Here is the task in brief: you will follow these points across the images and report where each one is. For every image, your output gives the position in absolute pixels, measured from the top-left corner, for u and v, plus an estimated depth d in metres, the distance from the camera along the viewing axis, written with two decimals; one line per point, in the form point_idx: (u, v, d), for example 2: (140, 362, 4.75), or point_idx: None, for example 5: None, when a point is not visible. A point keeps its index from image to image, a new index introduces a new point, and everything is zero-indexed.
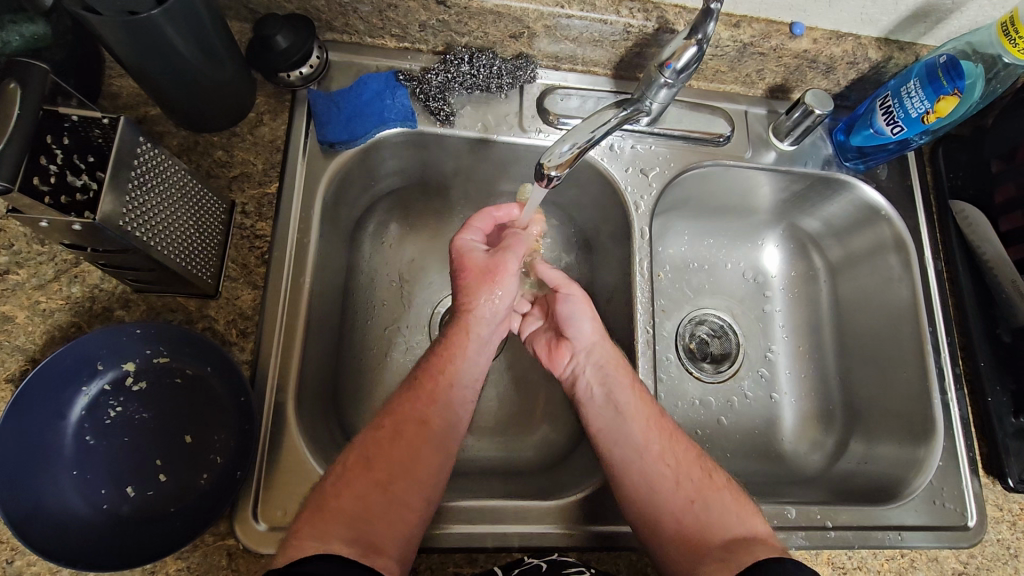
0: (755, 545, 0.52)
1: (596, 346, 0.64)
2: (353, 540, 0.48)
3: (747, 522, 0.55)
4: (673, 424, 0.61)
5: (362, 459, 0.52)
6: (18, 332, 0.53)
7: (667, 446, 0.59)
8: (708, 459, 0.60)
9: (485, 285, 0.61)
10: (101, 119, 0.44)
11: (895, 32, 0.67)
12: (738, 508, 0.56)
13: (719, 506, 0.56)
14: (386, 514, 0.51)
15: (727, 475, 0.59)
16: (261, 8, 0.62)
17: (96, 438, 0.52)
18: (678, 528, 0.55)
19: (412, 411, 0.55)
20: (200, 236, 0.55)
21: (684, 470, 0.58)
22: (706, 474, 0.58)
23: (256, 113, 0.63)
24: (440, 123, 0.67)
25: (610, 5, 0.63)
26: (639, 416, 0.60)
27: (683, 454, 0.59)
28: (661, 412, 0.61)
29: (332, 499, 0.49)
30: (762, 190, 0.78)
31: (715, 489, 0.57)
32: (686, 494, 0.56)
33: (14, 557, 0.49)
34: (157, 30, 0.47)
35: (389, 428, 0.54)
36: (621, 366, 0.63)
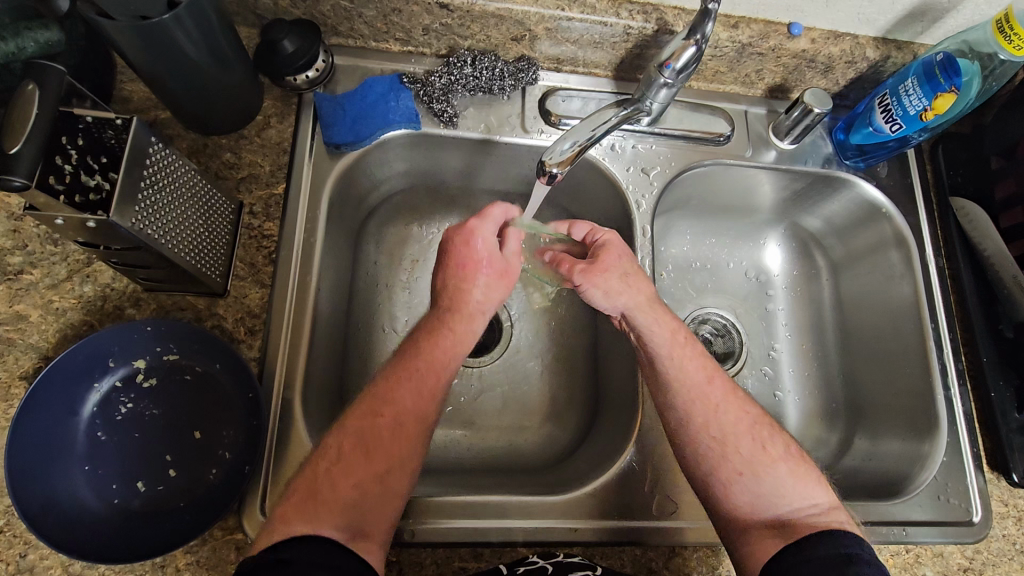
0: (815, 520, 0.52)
1: (630, 315, 0.61)
2: (343, 525, 0.48)
3: (804, 494, 0.54)
4: (723, 390, 0.59)
5: (359, 446, 0.51)
6: (32, 331, 0.55)
7: (712, 419, 0.57)
8: (763, 427, 0.58)
9: (504, 284, 0.61)
10: (115, 121, 0.45)
11: (892, 31, 0.68)
12: (794, 480, 0.55)
13: (771, 477, 0.55)
14: (378, 506, 0.50)
15: (783, 441, 0.57)
16: (268, 13, 0.63)
17: (107, 434, 0.52)
18: (732, 500, 0.55)
19: (412, 407, 0.53)
20: (210, 236, 0.56)
21: (734, 439, 0.56)
22: (758, 444, 0.56)
23: (263, 116, 0.65)
24: (444, 125, 0.68)
25: (610, 7, 0.64)
26: (684, 386, 0.58)
27: (730, 429, 0.57)
28: (709, 378, 0.59)
29: (324, 487, 0.49)
30: (763, 189, 0.79)
31: (769, 460, 0.56)
32: (735, 465, 0.55)
33: (27, 551, 0.50)
34: (168, 34, 0.48)
35: (391, 420, 0.52)
36: (662, 331, 0.60)
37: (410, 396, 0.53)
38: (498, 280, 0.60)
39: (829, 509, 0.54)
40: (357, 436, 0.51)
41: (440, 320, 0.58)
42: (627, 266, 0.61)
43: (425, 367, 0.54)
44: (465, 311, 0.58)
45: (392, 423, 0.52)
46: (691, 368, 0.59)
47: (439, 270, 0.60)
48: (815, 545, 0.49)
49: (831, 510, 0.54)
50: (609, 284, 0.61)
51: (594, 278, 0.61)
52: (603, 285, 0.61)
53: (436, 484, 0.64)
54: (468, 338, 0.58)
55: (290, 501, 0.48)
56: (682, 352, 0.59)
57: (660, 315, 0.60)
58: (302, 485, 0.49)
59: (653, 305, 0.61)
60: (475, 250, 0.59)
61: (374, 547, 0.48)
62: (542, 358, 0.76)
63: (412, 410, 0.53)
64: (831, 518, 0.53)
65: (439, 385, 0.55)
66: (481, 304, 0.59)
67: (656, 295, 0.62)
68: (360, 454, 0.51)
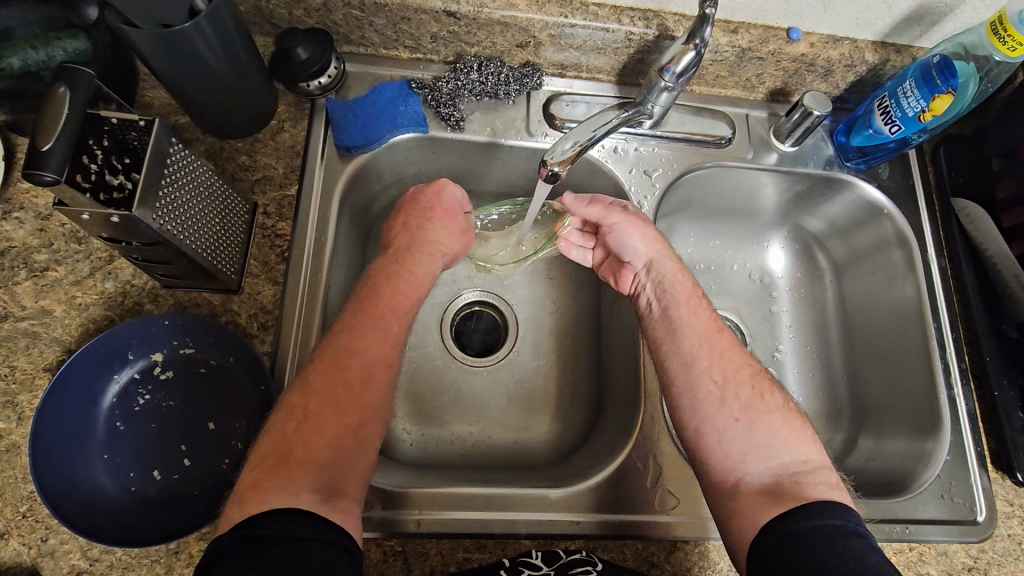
0: (809, 479, 0.53)
1: (656, 263, 0.65)
2: (319, 487, 0.49)
3: (795, 449, 0.56)
4: (729, 340, 0.62)
5: (326, 401, 0.53)
6: (56, 325, 0.57)
7: (718, 362, 0.60)
8: (763, 381, 0.60)
9: (463, 241, 0.69)
10: (138, 122, 0.48)
11: (891, 35, 0.70)
12: (787, 433, 0.56)
13: (765, 425, 0.56)
14: (353, 460, 0.52)
15: (781, 397, 0.59)
16: (283, 22, 0.66)
17: (126, 424, 0.54)
18: (725, 446, 0.56)
19: (377, 354, 0.56)
20: (225, 234, 0.58)
21: (736, 384, 0.59)
22: (756, 394, 0.58)
23: (278, 120, 0.67)
24: (451, 128, 0.71)
25: (612, 14, 0.66)
26: (695, 328, 0.62)
27: (734, 373, 0.59)
28: (717, 329, 0.63)
29: (296, 449, 0.50)
30: (765, 191, 0.80)
31: (765, 409, 0.57)
32: (733, 411, 0.57)
33: (48, 535, 0.52)
34: (189, 42, 0.51)
35: (360, 369, 0.55)
36: (682, 281, 0.65)
37: (372, 342, 0.57)
38: (459, 234, 0.68)
39: (820, 468, 0.55)
40: (343, 394, 0.54)
41: (397, 262, 0.63)
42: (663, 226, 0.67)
43: (389, 312, 0.59)
44: (424, 249, 0.64)
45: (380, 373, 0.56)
46: (703, 317, 0.63)
47: (406, 208, 0.67)
48: (812, 515, 0.49)
49: (822, 468, 0.55)
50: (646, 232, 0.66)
51: (632, 218, 0.66)
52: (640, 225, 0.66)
53: (442, 478, 0.65)
54: (427, 281, 0.64)
55: (260, 468, 0.48)
56: (697, 302, 0.64)
57: (679, 270, 0.66)
58: (271, 453, 0.49)
59: (679, 263, 0.66)
60: (444, 201, 0.67)
61: (350, 505, 0.49)
62: (547, 358, 0.77)
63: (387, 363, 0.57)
64: (819, 479, 0.53)
65: (400, 330, 0.59)
66: (442, 248, 0.66)
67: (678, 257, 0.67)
68: (330, 408, 0.53)
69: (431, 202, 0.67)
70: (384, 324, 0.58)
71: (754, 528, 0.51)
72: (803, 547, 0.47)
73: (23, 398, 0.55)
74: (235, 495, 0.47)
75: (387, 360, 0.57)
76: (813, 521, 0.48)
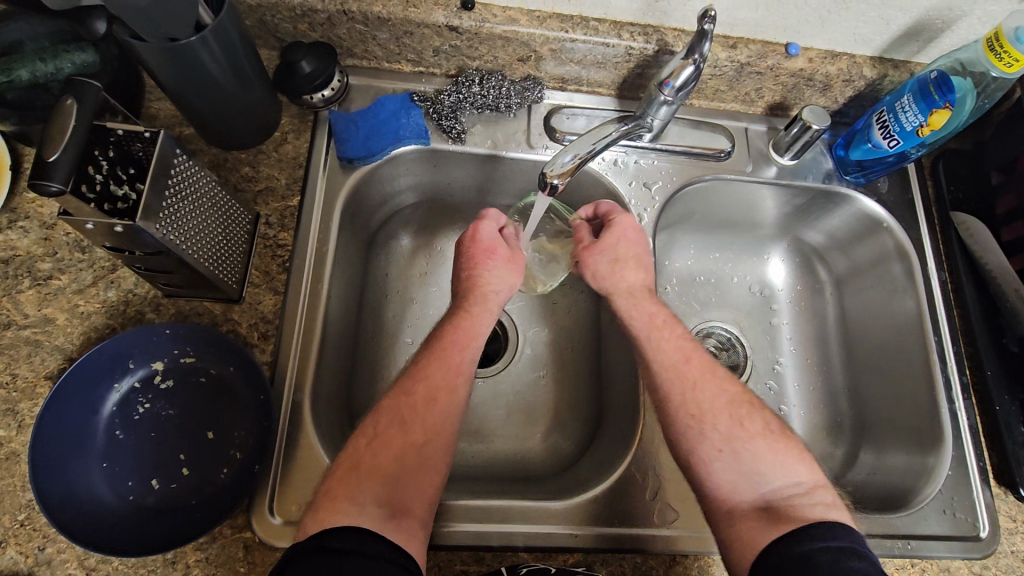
0: (802, 502, 0.52)
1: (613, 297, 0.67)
2: (383, 501, 0.49)
3: (786, 473, 0.55)
4: (698, 368, 0.61)
5: (393, 420, 0.54)
6: (58, 333, 0.57)
7: (691, 392, 0.59)
8: (741, 404, 0.59)
9: (514, 273, 0.67)
10: (143, 134, 0.48)
11: (889, 51, 0.70)
12: (774, 459, 0.55)
13: (749, 452, 0.56)
14: (415, 478, 0.52)
15: (761, 419, 0.58)
16: (288, 36, 0.67)
17: (125, 432, 0.55)
18: (714, 479, 0.56)
19: (442, 379, 0.57)
20: (228, 244, 0.59)
21: (711, 414, 0.58)
22: (736, 422, 0.57)
23: (281, 132, 0.68)
24: (453, 141, 0.71)
25: (612, 29, 0.67)
26: (660, 367, 0.61)
27: (708, 404, 0.58)
28: (686, 358, 0.61)
29: (365, 458, 0.52)
30: (764, 204, 0.80)
31: (747, 436, 0.57)
32: (714, 441, 0.57)
33: (45, 544, 0.52)
34: (194, 55, 0.52)
35: (425, 392, 0.56)
36: (641, 313, 0.65)
37: (439, 369, 0.57)
38: (507, 267, 0.66)
39: (813, 488, 0.54)
40: (392, 412, 0.55)
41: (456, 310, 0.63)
42: (620, 251, 0.67)
43: (453, 344, 0.59)
44: (480, 297, 0.64)
45: (424, 397, 0.56)
46: (667, 349, 0.62)
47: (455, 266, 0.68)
48: (814, 538, 0.47)
49: (815, 489, 0.54)
50: (598, 264, 0.68)
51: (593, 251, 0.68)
52: (600, 258, 0.67)
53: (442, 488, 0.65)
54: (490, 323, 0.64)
55: (336, 477, 0.51)
56: (660, 333, 0.63)
57: (641, 300, 0.65)
58: (343, 465, 0.52)
59: (633, 294, 0.66)
60: (488, 243, 0.66)
61: (416, 528, 0.49)
62: (547, 369, 0.78)
63: (443, 384, 0.57)
64: (814, 500, 0.53)
65: (463, 359, 0.59)
66: (496, 291, 0.65)
67: (641, 284, 0.67)
68: (396, 424, 0.54)
69: (472, 249, 0.66)
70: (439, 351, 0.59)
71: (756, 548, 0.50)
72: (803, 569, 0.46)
73: (23, 406, 0.55)
74: (313, 506, 0.49)
75: (450, 384, 0.57)
76: (815, 545, 0.47)
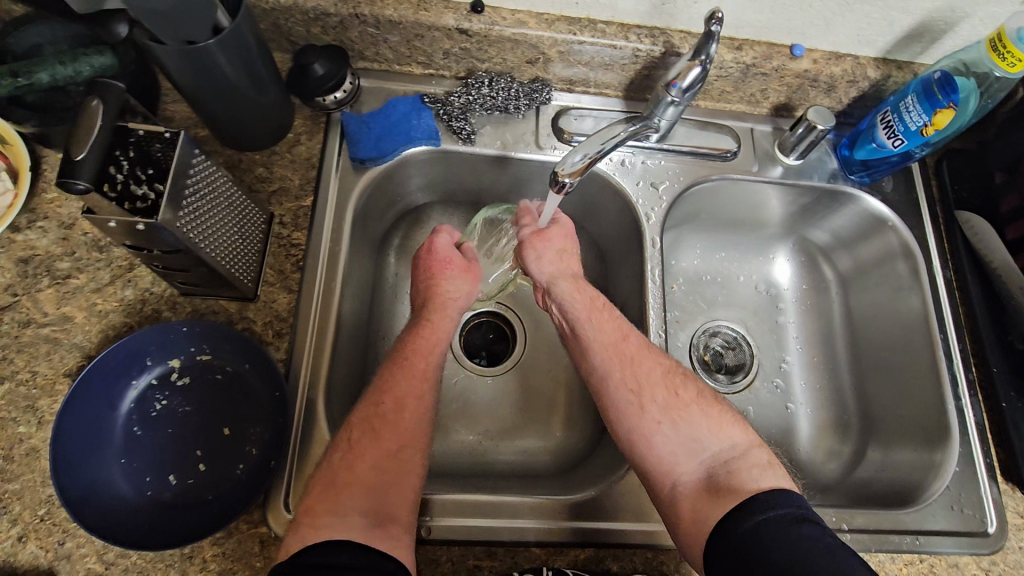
0: (739, 466, 0.54)
1: (554, 285, 0.66)
2: (367, 510, 0.50)
3: (721, 437, 0.56)
4: (637, 345, 0.61)
5: (365, 431, 0.54)
6: (77, 331, 0.58)
7: (630, 370, 0.59)
8: (676, 375, 0.60)
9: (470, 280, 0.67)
10: (164, 134, 0.49)
11: (892, 52, 0.71)
12: (710, 424, 0.57)
13: (687, 422, 0.57)
14: (397, 486, 0.53)
15: (695, 387, 0.59)
16: (300, 39, 0.68)
17: (143, 429, 0.55)
18: (654, 451, 0.56)
19: (410, 389, 0.57)
20: (243, 243, 0.60)
21: (649, 389, 0.58)
22: (672, 393, 0.58)
23: (294, 133, 0.69)
24: (462, 141, 0.72)
25: (620, 32, 0.68)
26: (599, 346, 0.61)
27: (646, 378, 0.59)
28: (623, 337, 0.62)
29: (340, 475, 0.52)
30: (770, 204, 0.81)
31: (683, 405, 0.58)
32: (654, 415, 0.57)
33: (65, 539, 0.53)
34: (211, 57, 0.53)
35: (392, 403, 0.56)
36: (581, 297, 0.64)
37: (403, 379, 0.58)
38: (462, 275, 0.67)
39: (748, 449, 0.55)
40: (361, 424, 0.55)
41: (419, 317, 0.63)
42: (566, 244, 0.68)
43: (415, 353, 0.60)
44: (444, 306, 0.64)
45: (392, 407, 0.56)
46: (606, 329, 0.62)
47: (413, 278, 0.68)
48: (755, 511, 0.49)
49: (749, 450, 0.55)
50: (543, 253, 0.68)
51: (537, 243, 0.68)
52: (542, 249, 0.68)
53: (452, 485, 0.66)
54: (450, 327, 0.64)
55: (313, 496, 0.51)
56: (600, 314, 0.63)
57: (584, 285, 0.66)
58: (320, 481, 0.52)
59: (577, 280, 0.66)
60: (441, 252, 0.67)
61: (401, 533, 0.50)
62: (555, 368, 0.78)
63: (409, 393, 0.57)
64: (751, 463, 0.54)
65: (428, 366, 0.59)
66: (455, 298, 0.65)
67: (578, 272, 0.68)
68: (367, 436, 0.54)
69: (428, 261, 0.67)
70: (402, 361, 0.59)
71: (707, 526, 0.51)
72: (750, 546, 0.47)
73: (43, 403, 0.56)
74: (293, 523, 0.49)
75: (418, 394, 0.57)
76: (756, 518, 0.48)
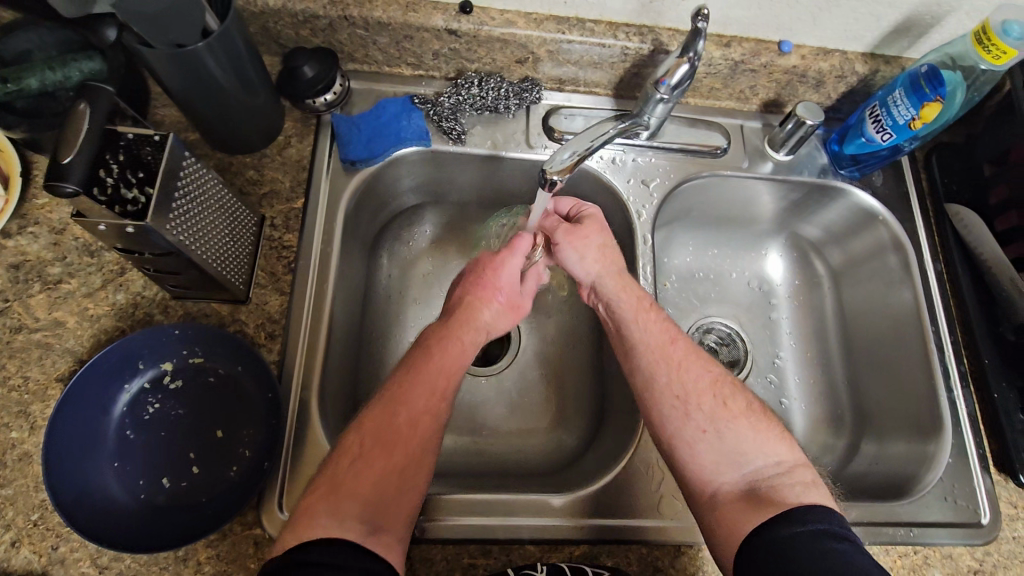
0: (781, 482, 0.53)
1: (598, 283, 0.65)
2: (370, 502, 0.50)
3: (766, 453, 0.55)
4: (684, 350, 0.61)
5: (377, 440, 0.53)
6: (69, 336, 0.58)
7: (676, 374, 0.59)
8: (724, 384, 0.60)
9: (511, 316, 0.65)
10: (153, 138, 0.49)
11: (880, 47, 0.72)
12: (755, 438, 0.56)
13: (732, 432, 0.56)
14: (396, 500, 0.51)
15: (744, 399, 0.59)
16: (289, 42, 0.69)
17: (136, 432, 0.56)
18: (697, 460, 0.56)
19: (425, 404, 0.55)
20: (234, 245, 0.60)
21: (696, 395, 0.58)
22: (720, 401, 0.58)
23: (284, 136, 0.69)
24: (453, 142, 0.72)
25: (608, 30, 0.68)
26: (645, 348, 0.61)
27: (693, 384, 0.59)
28: (671, 340, 0.62)
29: (345, 482, 0.50)
30: (762, 200, 0.81)
31: (730, 416, 0.57)
32: (699, 422, 0.57)
33: (59, 543, 0.53)
34: (200, 61, 0.53)
35: (407, 418, 0.54)
36: (628, 294, 0.64)
37: (421, 393, 0.56)
38: (506, 310, 0.64)
39: (793, 467, 0.55)
40: (373, 431, 0.53)
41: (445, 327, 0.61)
42: (605, 240, 0.66)
43: (438, 367, 0.57)
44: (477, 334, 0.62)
45: (407, 421, 0.54)
46: (655, 330, 0.62)
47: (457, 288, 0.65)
48: (792, 521, 0.48)
49: (795, 469, 0.54)
50: (585, 252, 0.65)
51: (574, 238, 0.66)
52: (583, 245, 0.65)
53: (444, 485, 0.66)
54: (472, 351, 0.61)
55: (313, 499, 0.49)
56: (647, 316, 0.63)
57: (630, 284, 0.64)
58: (320, 487, 0.50)
59: (623, 277, 0.64)
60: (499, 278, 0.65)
61: (394, 542, 0.49)
62: (549, 366, 0.79)
63: (426, 406, 0.55)
64: (794, 480, 0.53)
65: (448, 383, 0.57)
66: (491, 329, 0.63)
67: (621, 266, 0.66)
68: (379, 446, 0.53)
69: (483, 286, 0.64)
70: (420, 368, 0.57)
71: (740, 533, 0.51)
72: (781, 554, 0.47)
73: (35, 408, 0.56)
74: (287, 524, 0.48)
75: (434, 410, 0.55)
76: (791, 529, 0.48)
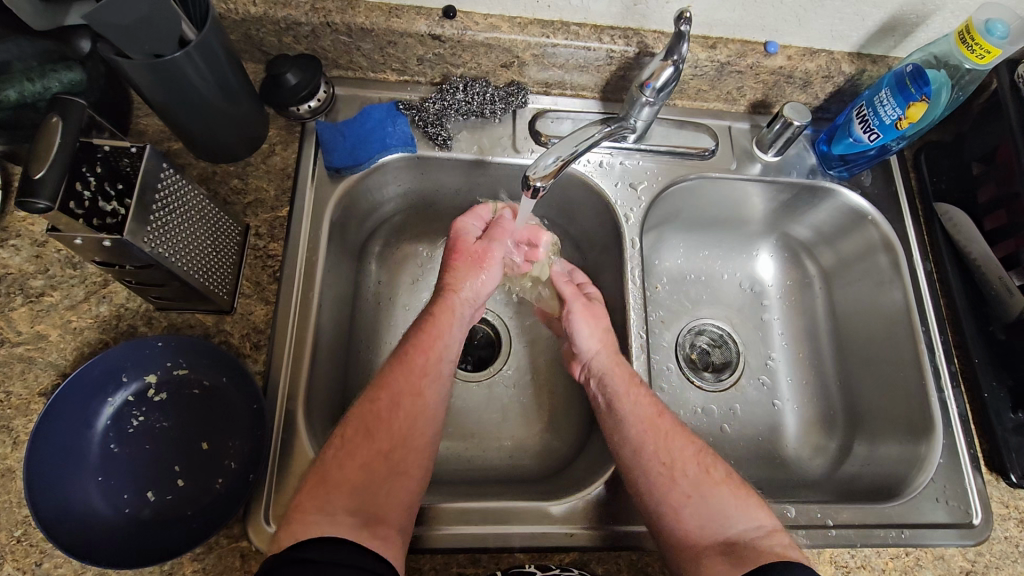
0: (764, 544, 0.53)
1: (596, 358, 0.66)
2: (355, 510, 0.50)
3: (749, 516, 0.55)
4: (671, 422, 0.61)
5: (359, 428, 0.54)
6: (52, 349, 0.58)
7: (663, 445, 0.59)
8: (708, 454, 0.59)
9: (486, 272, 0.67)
10: (130, 149, 0.49)
11: (866, 46, 0.71)
12: (737, 504, 0.55)
13: (714, 499, 0.56)
14: (387, 487, 0.53)
15: (727, 468, 0.58)
16: (272, 49, 0.68)
17: (120, 445, 0.55)
18: (683, 525, 0.55)
19: (409, 387, 0.57)
20: (218, 255, 0.59)
21: (681, 463, 0.58)
22: (704, 469, 0.57)
23: (269, 144, 0.69)
24: (439, 147, 0.72)
25: (593, 33, 0.68)
26: (634, 420, 0.61)
27: (678, 454, 0.58)
28: (659, 412, 0.61)
29: (331, 470, 0.52)
30: (751, 201, 0.81)
31: (713, 483, 0.57)
32: (684, 488, 0.56)
33: (42, 559, 0.52)
34: (179, 71, 0.52)
35: (388, 400, 0.56)
36: (620, 372, 0.64)
37: (399, 374, 0.57)
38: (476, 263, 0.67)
39: (774, 532, 0.54)
40: (355, 423, 0.54)
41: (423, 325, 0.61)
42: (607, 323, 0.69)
43: (414, 349, 0.59)
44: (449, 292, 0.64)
45: (388, 404, 0.56)
46: (644, 403, 0.62)
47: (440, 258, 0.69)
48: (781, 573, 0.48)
49: (776, 533, 0.54)
50: (590, 327, 0.68)
51: (588, 313, 0.69)
52: (593, 321, 0.68)
53: (433, 494, 0.65)
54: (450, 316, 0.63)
55: (302, 493, 0.50)
56: (636, 390, 0.63)
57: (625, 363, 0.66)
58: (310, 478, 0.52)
59: (619, 357, 0.66)
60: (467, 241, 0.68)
61: (390, 532, 0.50)
62: (540, 371, 0.78)
63: (408, 388, 0.57)
64: (777, 543, 0.53)
65: (424, 361, 0.58)
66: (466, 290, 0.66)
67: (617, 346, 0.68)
68: (361, 433, 0.54)
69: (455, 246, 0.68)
70: (403, 359, 0.58)
71: None
72: None
73: (18, 422, 0.56)
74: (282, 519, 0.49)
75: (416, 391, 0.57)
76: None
